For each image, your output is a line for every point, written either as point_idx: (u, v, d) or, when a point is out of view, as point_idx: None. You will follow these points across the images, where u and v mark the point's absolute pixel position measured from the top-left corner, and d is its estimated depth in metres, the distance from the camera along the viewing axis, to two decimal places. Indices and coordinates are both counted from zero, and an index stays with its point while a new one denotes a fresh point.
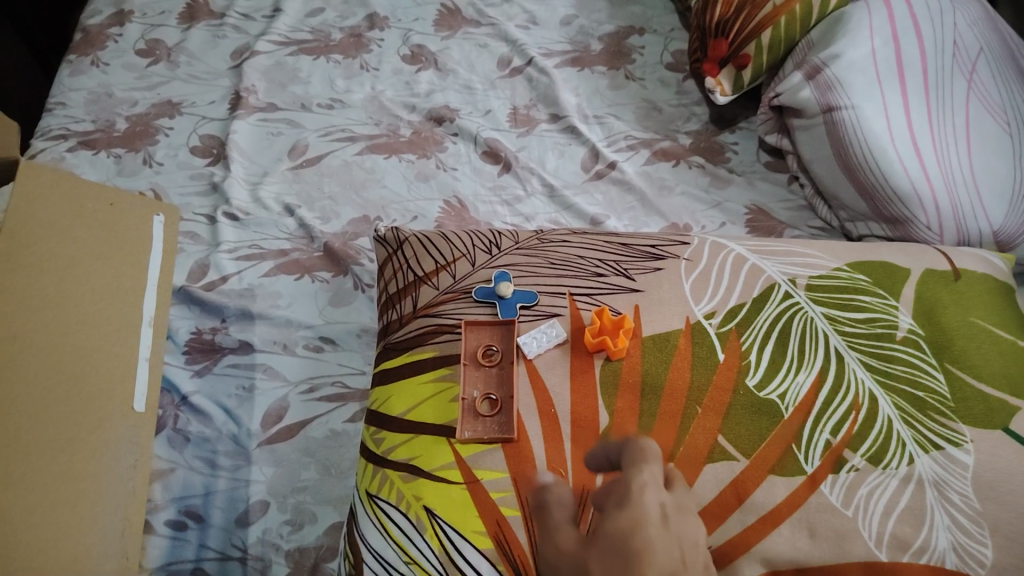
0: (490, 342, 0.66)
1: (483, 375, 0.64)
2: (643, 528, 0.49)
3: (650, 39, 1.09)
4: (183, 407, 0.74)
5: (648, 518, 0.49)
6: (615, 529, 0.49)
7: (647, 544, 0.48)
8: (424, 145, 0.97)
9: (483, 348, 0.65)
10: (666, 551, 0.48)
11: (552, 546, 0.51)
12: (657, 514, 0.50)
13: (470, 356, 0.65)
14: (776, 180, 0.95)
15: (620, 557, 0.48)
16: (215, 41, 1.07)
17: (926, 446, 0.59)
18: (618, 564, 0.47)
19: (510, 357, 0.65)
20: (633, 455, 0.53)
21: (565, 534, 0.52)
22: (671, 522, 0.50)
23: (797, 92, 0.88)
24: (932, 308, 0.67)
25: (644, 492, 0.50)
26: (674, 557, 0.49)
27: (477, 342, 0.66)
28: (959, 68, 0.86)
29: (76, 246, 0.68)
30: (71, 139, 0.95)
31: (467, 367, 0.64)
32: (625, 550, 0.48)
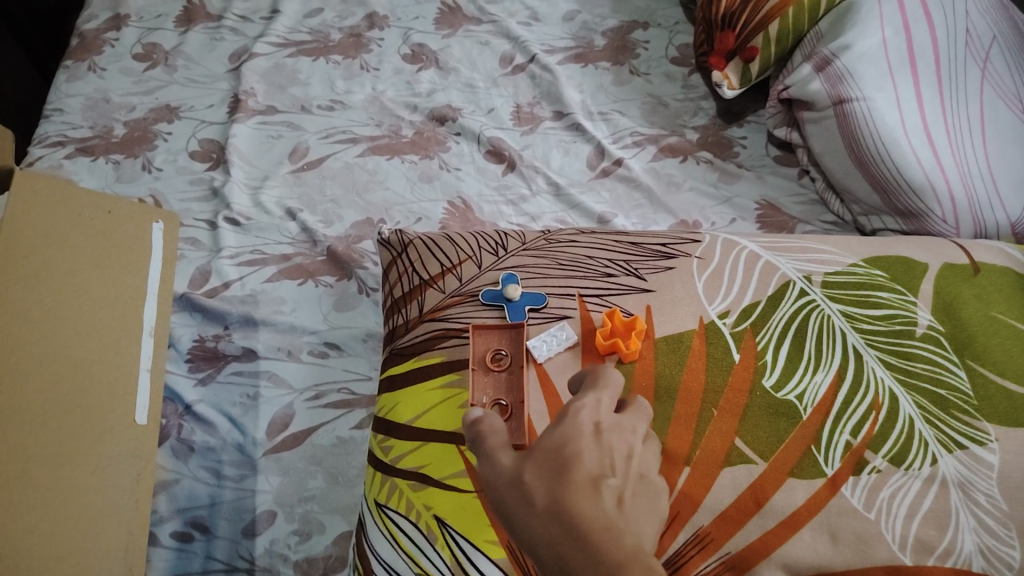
0: (498, 345, 0.63)
1: (493, 380, 0.62)
2: (575, 438, 0.49)
3: (654, 33, 1.07)
4: (187, 416, 0.73)
5: (581, 431, 0.49)
6: (551, 442, 0.49)
7: (577, 452, 0.48)
8: (427, 146, 0.95)
9: (491, 352, 0.63)
10: (598, 455, 0.48)
11: (489, 466, 0.50)
12: (591, 428, 0.50)
13: (478, 361, 0.63)
14: (786, 174, 0.93)
15: (552, 464, 0.48)
16: (213, 44, 1.06)
17: (949, 445, 0.58)
18: (550, 471, 0.47)
19: (519, 361, 0.62)
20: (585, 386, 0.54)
21: (501, 454, 0.50)
22: (606, 435, 0.50)
23: (806, 84, 0.86)
24: (952, 303, 0.65)
25: (582, 408, 0.51)
26: (602, 461, 0.48)
27: (485, 346, 0.63)
28: (972, 57, 0.84)
29: (73, 255, 0.67)
30: (69, 145, 0.94)
31: (476, 372, 0.62)
32: (557, 457, 0.48)
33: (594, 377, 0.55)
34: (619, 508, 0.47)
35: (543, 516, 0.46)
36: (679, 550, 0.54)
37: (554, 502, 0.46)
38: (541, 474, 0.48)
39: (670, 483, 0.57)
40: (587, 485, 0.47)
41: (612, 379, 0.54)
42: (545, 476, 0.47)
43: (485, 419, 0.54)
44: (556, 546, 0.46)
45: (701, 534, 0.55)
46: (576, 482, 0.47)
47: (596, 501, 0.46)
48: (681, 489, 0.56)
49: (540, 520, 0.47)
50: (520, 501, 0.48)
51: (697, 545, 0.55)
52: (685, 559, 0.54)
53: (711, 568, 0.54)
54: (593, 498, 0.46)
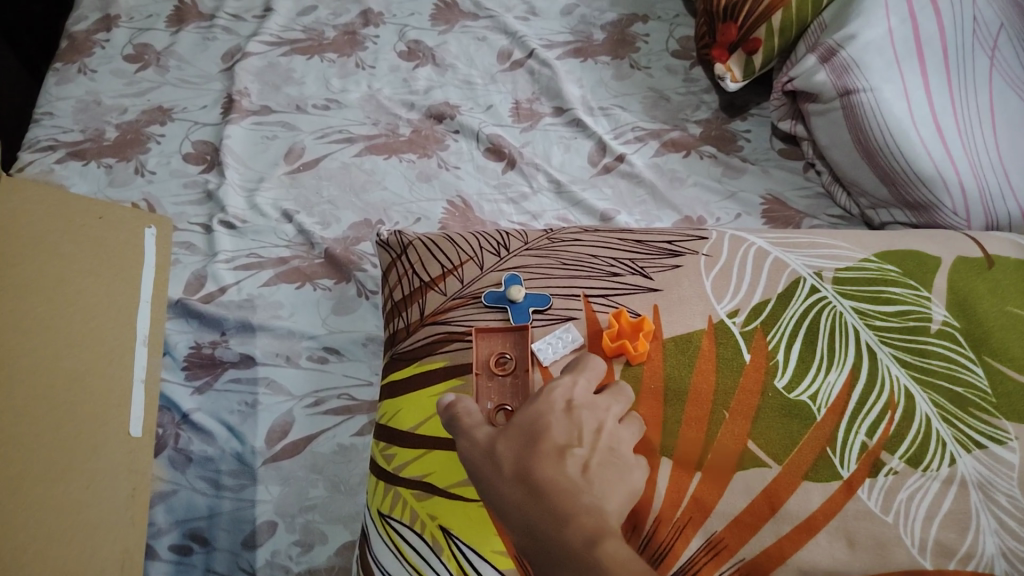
0: (502, 349, 0.61)
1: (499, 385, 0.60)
2: (547, 413, 0.50)
3: (654, 26, 1.06)
4: (184, 425, 0.71)
5: (552, 406, 0.50)
6: (524, 417, 0.50)
7: (548, 423, 0.49)
8: (425, 144, 0.94)
9: (495, 356, 0.61)
10: (568, 427, 0.49)
11: (465, 443, 0.50)
12: (563, 403, 0.51)
13: (482, 365, 0.61)
14: (791, 168, 0.92)
15: (522, 436, 0.49)
16: (205, 44, 1.04)
17: (968, 444, 0.56)
18: (519, 441, 0.49)
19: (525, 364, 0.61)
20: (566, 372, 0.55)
21: (477, 428, 0.51)
22: (578, 411, 0.50)
23: (811, 75, 0.84)
24: (967, 298, 0.63)
25: (557, 388, 0.52)
26: (573, 433, 0.49)
27: (488, 350, 0.61)
28: (980, 45, 0.82)
29: (60, 266, 0.66)
30: (60, 150, 0.92)
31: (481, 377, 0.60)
32: (529, 430, 0.49)
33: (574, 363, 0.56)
34: (584, 473, 0.47)
35: (510, 481, 0.47)
36: (693, 558, 0.53)
37: (521, 467, 0.47)
38: (512, 444, 0.49)
39: (681, 489, 0.55)
40: (553, 454, 0.47)
41: (595, 365, 0.55)
42: (514, 446, 0.48)
43: (460, 403, 0.53)
44: (520, 508, 0.46)
45: (714, 541, 0.54)
46: (542, 450, 0.48)
47: (559, 464, 0.47)
48: (693, 495, 0.55)
49: (508, 485, 0.47)
50: (490, 471, 0.48)
51: (710, 552, 0.53)
52: (698, 567, 0.53)
53: None
54: (557, 460, 0.47)
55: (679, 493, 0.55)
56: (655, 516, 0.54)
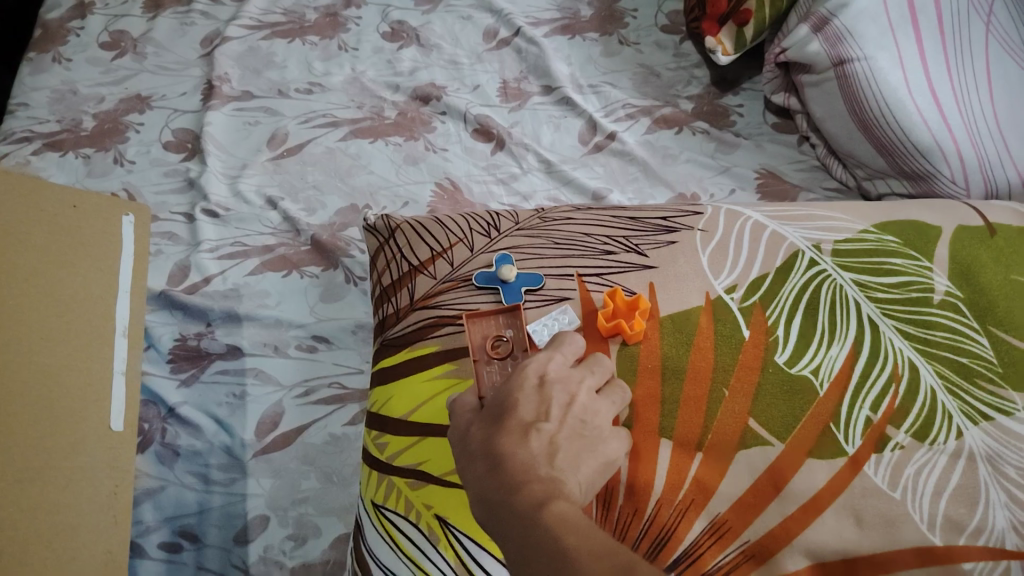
0: (495, 331, 0.58)
1: (500, 368, 0.56)
2: (517, 387, 0.48)
3: (642, 0, 1.03)
4: (171, 419, 0.69)
5: (524, 381, 0.49)
6: (496, 394, 0.49)
7: (515, 398, 0.48)
8: (411, 127, 0.91)
9: (489, 339, 0.58)
10: (537, 404, 0.48)
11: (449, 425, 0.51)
12: (537, 377, 0.50)
13: (477, 351, 0.57)
14: (785, 141, 0.90)
15: (491, 415, 0.48)
16: (182, 29, 1.01)
17: (975, 416, 0.55)
18: (488, 419, 0.48)
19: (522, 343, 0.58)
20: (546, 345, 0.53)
21: (458, 411, 0.51)
22: (551, 386, 0.49)
23: (805, 46, 0.82)
24: (970, 267, 0.62)
25: (529, 364, 0.50)
26: (541, 408, 0.48)
27: (480, 335, 0.58)
28: (976, 10, 0.80)
29: (31, 258, 0.64)
30: (36, 141, 0.89)
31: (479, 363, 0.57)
32: (497, 407, 0.48)
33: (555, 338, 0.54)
34: (546, 448, 0.45)
35: (473, 459, 0.46)
36: (696, 541, 0.52)
37: (485, 443, 0.46)
38: (482, 423, 0.48)
39: (683, 471, 0.53)
40: (518, 430, 0.46)
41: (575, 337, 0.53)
42: (483, 424, 0.48)
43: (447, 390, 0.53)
44: (481, 483, 0.45)
45: (718, 523, 0.52)
46: (507, 426, 0.46)
47: (520, 440, 0.45)
48: (695, 476, 0.53)
49: (472, 460, 0.46)
50: (461, 450, 0.48)
51: (714, 535, 0.52)
52: (702, 551, 0.51)
53: (729, 559, 0.51)
54: (519, 436, 0.46)
55: (681, 475, 0.53)
56: (657, 499, 0.52)
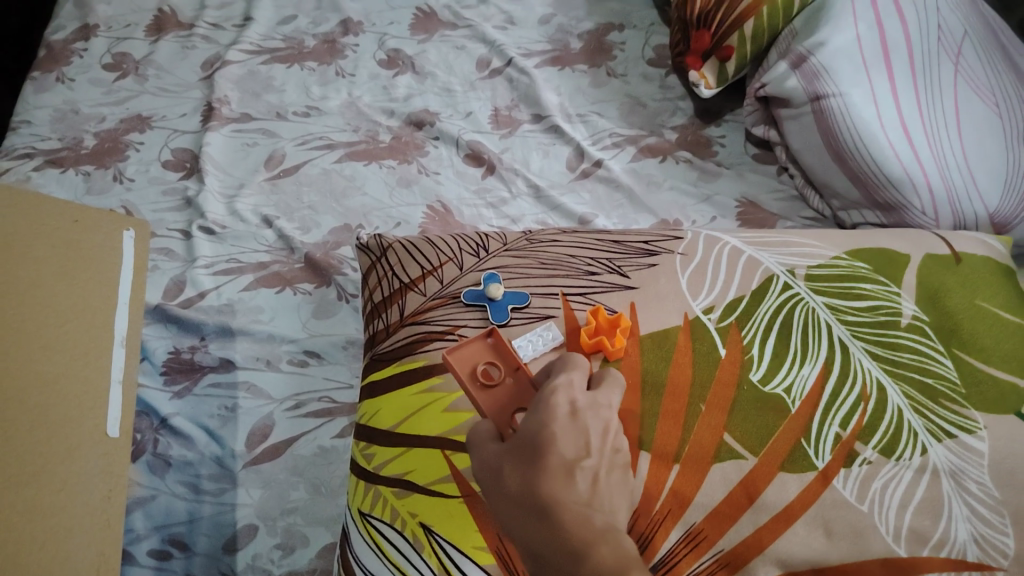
0: (478, 359, 0.55)
1: (500, 397, 0.53)
2: (551, 421, 0.47)
3: (630, 34, 1.08)
4: (163, 430, 0.71)
5: (556, 412, 0.48)
6: (525, 427, 0.47)
7: (552, 435, 0.46)
8: (405, 151, 0.94)
9: (475, 369, 0.55)
10: (575, 440, 0.47)
11: (476, 459, 0.49)
12: (567, 407, 0.48)
13: (469, 384, 0.54)
14: (765, 172, 0.94)
15: (526, 452, 0.46)
16: (184, 53, 1.04)
17: (938, 434, 0.57)
18: (523, 457, 0.46)
19: (511, 365, 0.55)
20: (556, 369, 0.53)
21: (483, 444, 0.49)
22: (583, 415, 0.48)
23: (783, 81, 0.86)
24: (936, 293, 0.65)
25: (557, 390, 0.49)
26: (579, 443, 0.47)
27: (465, 368, 0.55)
28: (944, 51, 0.85)
29: (32, 269, 0.66)
30: (37, 157, 0.91)
31: (476, 398, 0.53)
32: (532, 443, 0.46)
33: (561, 360, 0.54)
34: (592, 489, 0.45)
35: (517, 505, 0.45)
36: (672, 549, 0.53)
37: (528, 487, 0.45)
38: (517, 462, 0.46)
39: (660, 481, 0.55)
40: (562, 471, 0.45)
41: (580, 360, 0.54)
42: (519, 463, 0.46)
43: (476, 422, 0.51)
44: (529, 530, 0.45)
45: (694, 532, 0.54)
46: (550, 468, 0.45)
47: (567, 484, 0.45)
48: (672, 487, 0.55)
49: (514, 505, 0.45)
50: (497, 490, 0.47)
51: (689, 544, 0.53)
52: (678, 558, 0.53)
53: (705, 567, 0.53)
54: (565, 479, 0.45)
55: (658, 485, 0.55)
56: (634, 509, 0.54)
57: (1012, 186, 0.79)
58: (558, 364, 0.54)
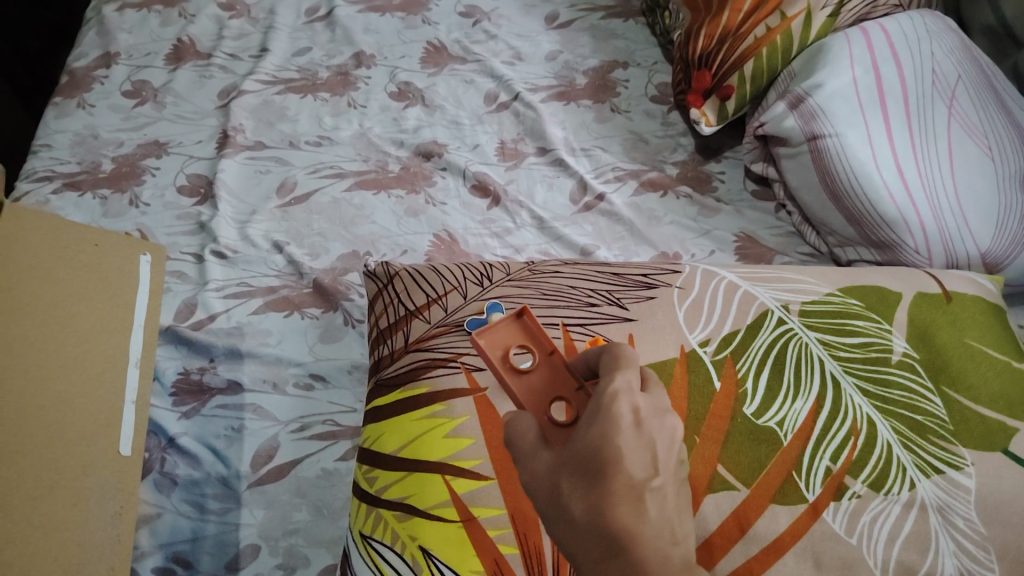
0: (509, 341, 0.50)
1: (533, 383, 0.48)
2: (615, 435, 0.42)
3: (633, 72, 1.11)
4: (170, 449, 0.72)
5: (620, 424, 0.43)
6: (585, 442, 0.42)
7: (619, 456, 0.41)
8: (413, 181, 0.97)
9: (505, 353, 0.49)
10: (642, 458, 0.42)
11: (527, 473, 0.44)
12: (631, 416, 0.43)
13: (497, 370, 0.49)
14: (763, 208, 0.96)
15: (587, 472, 0.42)
16: (201, 81, 1.08)
17: (927, 470, 0.59)
18: (585, 479, 0.42)
19: (545, 349, 0.49)
20: (609, 362, 0.46)
21: (533, 454, 0.44)
22: (648, 425, 0.43)
23: (781, 121, 0.89)
24: (926, 330, 0.67)
25: (618, 395, 0.44)
26: (646, 460, 0.42)
27: (494, 350, 0.49)
28: (939, 94, 0.87)
29: (53, 288, 0.68)
30: (57, 180, 0.94)
31: (508, 384, 0.48)
32: (593, 462, 0.42)
33: (611, 350, 0.47)
34: (662, 513, 0.42)
35: (581, 535, 0.41)
36: None
37: (594, 515, 0.41)
38: (578, 483, 0.42)
39: None
40: (630, 495, 0.41)
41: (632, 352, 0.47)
42: (581, 486, 0.42)
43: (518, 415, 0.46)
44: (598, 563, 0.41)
45: None
46: (618, 492, 0.41)
47: (637, 513, 0.41)
48: None
49: (580, 534, 0.41)
50: (556, 513, 0.42)
51: None
52: None
53: None
54: (635, 507, 0.41)
55: None
56: None
57: (1004, 227, 0.81)
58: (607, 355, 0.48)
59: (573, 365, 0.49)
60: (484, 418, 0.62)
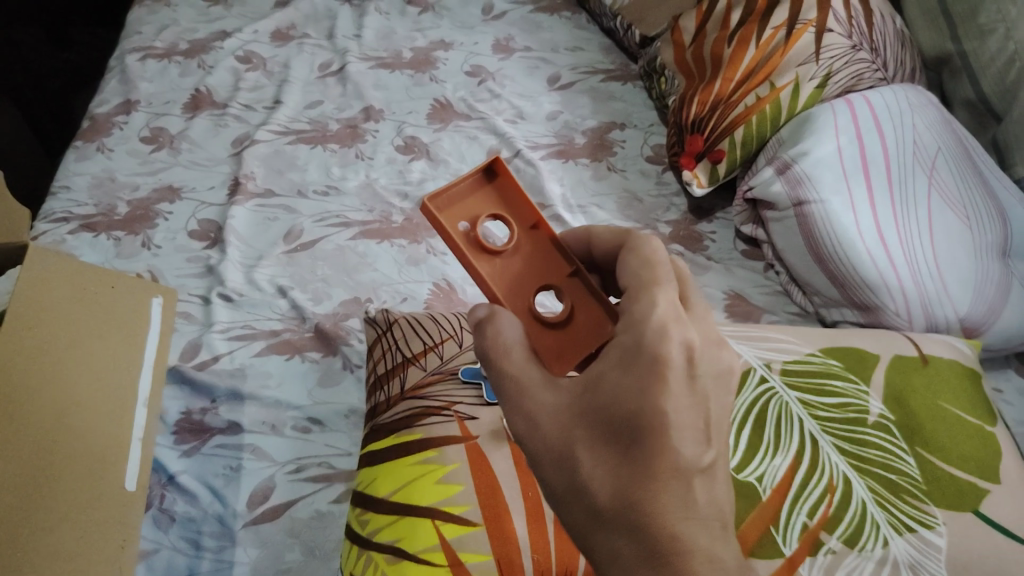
0: (480, 213, 0.52)
1: (514, 257, 0.52)
2: (665, 399, 0.42)
3: (630, 133, 1.16)
4: (170, 486, 0.75)
5: (673, 373, 0.43)
6: (619, 402, 0.43)
7: (663, 427, 0.42)
8: (415, 231, 1.01)
9: (474, 223, 0.52)
10: (685, 426, 0.43)
11: (537, 428, 0.45)
12: (684, 364, 0.44)
13: (466, 243, 0.51)
14: (752, 267, 1.00)
15: (620, 441, 0.43)
16: (216, 130, 1.13)
17: (900, 528, 0.61)
18: (617, 454, 0.43)
19: (526, 222, 0.53)
20: (644, 279, 0.47)
21: (541, 399, 0.46)
22: (700, 380, 0.44)
23: (768, 185, 0.93)
24: (902, 393, 0.70)
25: (674, 335, 0.44)
26: (690, 438, 0.43)
27: (458, 221, 0.51)
28: (920, 165, 0.91)
29: (72, 327, 0.71)
30: (73, 222, 0.98)
31: (488, 261, 0.52)
32: (628, 430, 0.43)
33: (651, 267, 0.48)
34: (709, 500, 0.43)
35: (605, 517, 0.43)
36: None
37: (621, 497, 0.42)
38: (598, 453, 0.43)
39: None
40: (673, 479, 0.42)
41: (665, 259, 0.49)
42: (608, 459, 0.43)
43: (499, 316, 0.48)
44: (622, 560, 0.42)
45: None
46: (660, 474, 0.42)
47: (677, 496, 0.42)
48: None
49: (609, 521, 0.43)
50: (574, 484, 0.44)
51: None
52: None
53: None
54: (675, 489, 0.42)
55: None
56: None
57: (980, 294, 0.85)
58: (640, 261, 0.49)
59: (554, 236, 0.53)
60: (475, 465, 0.64)
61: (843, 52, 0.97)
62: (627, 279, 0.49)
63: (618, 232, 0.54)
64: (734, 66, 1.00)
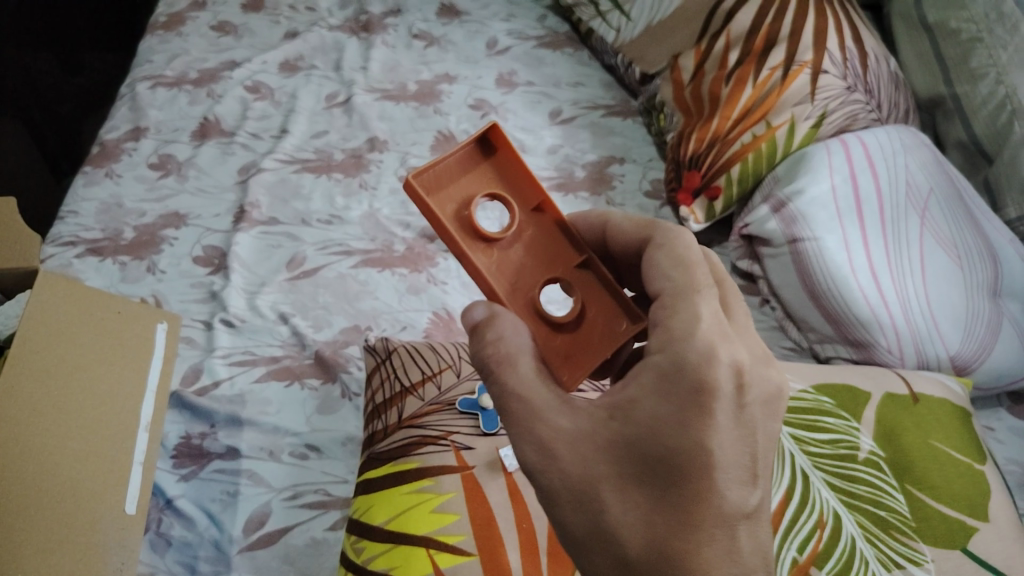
0: (472, 194, 0.53)
1: (512, 241, 0.55)
2: (710, 436, 0.44)
3: (629, 168, 1.19)
4: (167, 510, 0.76)
5: (722, 398, 0.45)
6: (654, 442, 0.44)
7: (708, 468, 0.44)
8: (417, 261, 1.02)
9: (466, 205, 0.53)
10: (729, 467, 0.45)
11: (558, 467, 0.45)
12: (735, 392, 0.46)
13: (459, 225, 0.53)
14: (748, 302, 1.01)
15: (654, 485, 0.44)
16: (223, 158, 1.15)
17: (889, 564, 0.62)
18: (650, 500, 0.44)
19: (526, 204, 0.55)
20: (680, 282, 0.49)
21: (562, 432, 0.46)
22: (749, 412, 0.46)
23: (764, 223, 0.95)
24: (893, 430, 0.71)
25: (722, 348, 0.46)
26: (733, 481, 0.45)
27: (449, 201, 0.53)
28: (912, 205, 0.92)
29: (79, 350, 0.72)
30: (80, 246, 1.00)
31: (481, 243, 0.53)
32: (664, 473, 0.44)
33: (685, 269, 0.50)
34: (749, 545, 0.45)
35: (635, 566, 0.43)
36: None
37: (650, 545, 0.43)
38: (626, 496, 0.44)
39: None
40: (711, 526, 0.44)
41: (699, 259, 0.51)
42: (642, 505, 0.44)
43: (498, 320, 0.50)
44: None
45: None
46: (704, 523, 0.44)
47: (720, 547, 0.44)
48: None
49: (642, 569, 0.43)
50: (603, 530, 0.44)
51: None
52: None
53: None
54: (718, 540, 0.44)
55: None
56: None
57: (971, 332, 0.86)
58: (671, 260, 0.51)
59: (558, 219, 0.55)
60: (469, 496, 0.65)
61: (838, 93, 0.99)
62: (661, 280, 0.50)
63: (636, 224, 0.56)
64: (732, 105, 1.02)
